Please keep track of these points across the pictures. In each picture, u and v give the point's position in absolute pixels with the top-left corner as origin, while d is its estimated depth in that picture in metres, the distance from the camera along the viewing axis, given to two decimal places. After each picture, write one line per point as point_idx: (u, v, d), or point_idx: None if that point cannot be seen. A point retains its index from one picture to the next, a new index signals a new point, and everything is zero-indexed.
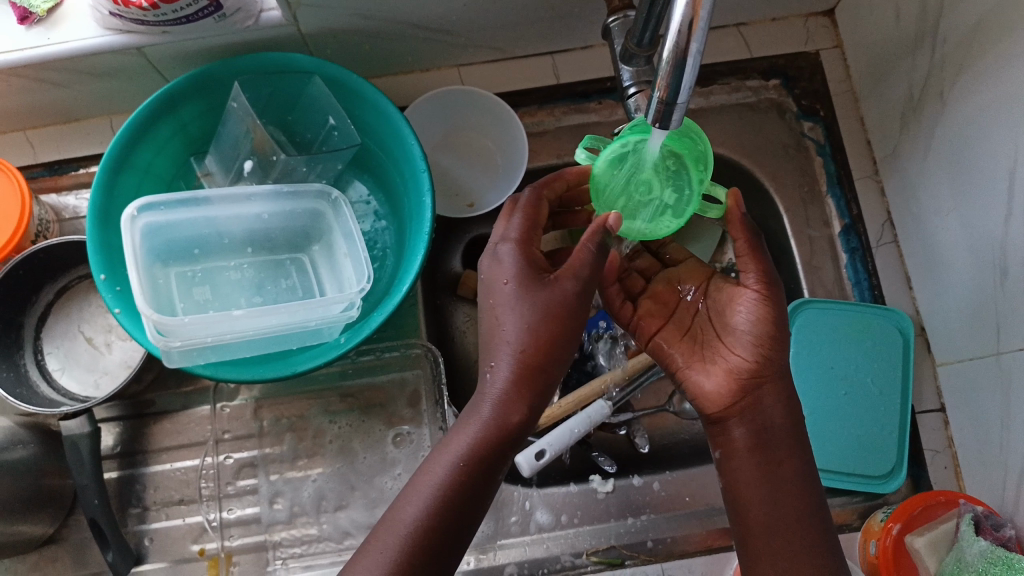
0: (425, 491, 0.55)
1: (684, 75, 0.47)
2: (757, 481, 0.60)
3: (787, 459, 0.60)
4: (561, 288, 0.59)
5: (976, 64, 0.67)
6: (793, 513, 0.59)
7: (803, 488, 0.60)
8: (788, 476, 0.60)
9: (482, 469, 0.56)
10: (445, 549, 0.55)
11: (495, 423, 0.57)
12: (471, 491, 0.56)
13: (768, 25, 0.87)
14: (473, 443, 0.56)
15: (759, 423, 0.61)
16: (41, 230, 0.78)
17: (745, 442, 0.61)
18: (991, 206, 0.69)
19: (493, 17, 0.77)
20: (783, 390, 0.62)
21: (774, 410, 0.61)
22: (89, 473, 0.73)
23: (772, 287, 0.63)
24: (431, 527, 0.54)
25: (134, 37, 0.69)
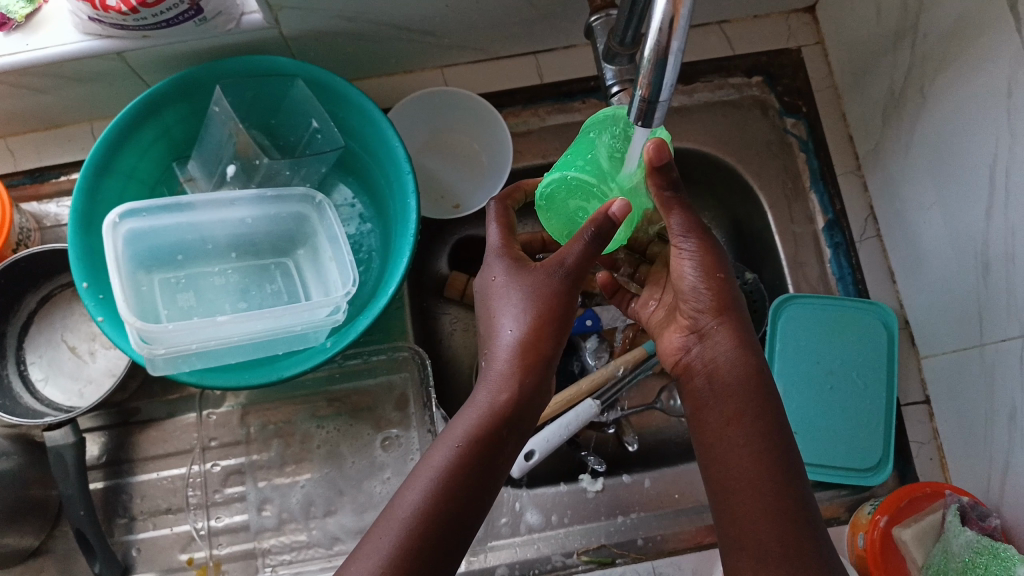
0: (426, 478, 0.56)
1: (666, 73, 0.48)
2: (720, 442, 0.60)
3: (744, 409, 0.60)
4: (553, 281, 0.61)
5: (956, 59, 0.68)
6: (754, 471, 0.57)
7: (761, 441, 0.58)
8: (747, 431, 0.59)
9: (479, 463, 0.57)
10: (449, 535, 0.55)
11: (493, 407, 0.58)
12: (476, 474, 0.56)
13: (749, 23, 0.88)
14: (473, 429, 0.57)
15: (709, 373, 0.62)
16: (22, 238, 0.78)
17: (702, 396, 0.62)
18: (972, 200, 0.69)
19: (476, 18, 0.77)
20: (729, 335, 0.62)
21: (727, 361, 0.61)
22: (75, 483, 0.72)
23: (702, 239, 0.61)
24: (435, 514, 0.54)
25: (114, 42, 0.68)
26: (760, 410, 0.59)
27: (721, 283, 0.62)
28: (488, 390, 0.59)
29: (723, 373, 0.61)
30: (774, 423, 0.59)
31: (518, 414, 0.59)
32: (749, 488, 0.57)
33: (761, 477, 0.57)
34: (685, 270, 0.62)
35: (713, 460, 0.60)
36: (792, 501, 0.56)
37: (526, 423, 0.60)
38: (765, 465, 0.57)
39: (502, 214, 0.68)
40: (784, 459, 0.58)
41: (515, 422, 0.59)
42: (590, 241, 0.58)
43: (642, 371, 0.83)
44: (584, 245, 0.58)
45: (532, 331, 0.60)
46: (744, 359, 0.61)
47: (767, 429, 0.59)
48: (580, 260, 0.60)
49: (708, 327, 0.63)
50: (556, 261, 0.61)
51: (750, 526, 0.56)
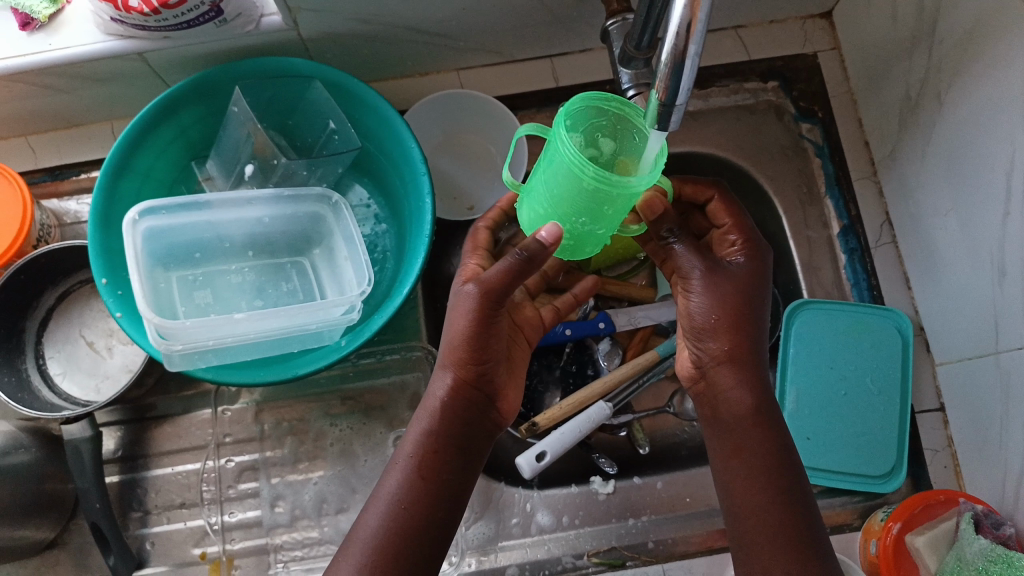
0: (384, 500, 0.59)
1: (683, 77, 0.48)
2: (730, 472, 0.63)
3: (746, 445, 0.62)
4: (472, 301, 0.59)
5: (973, 66, 0.68)
6: (756, 500, 0.60)
7: (766, 470, 0.61)
8: (752, 464, 0.62)
9: (432, 492, 0.60)
10: (416, 551, 0.58)
11: (433, 431, 0.61)
12: (426, 495, 0.60)
13: (765, 27, 0.87)
14: (416, 456, 0.61)
15: (719, 406, 0.64)
16: (42, 234, 0.79)
17: (709, 424, 0.65)
18: (988, 207, 0.69)
19: (492, 21, 0.77)
20: (736, 373, 0.63)
21: (736, 398, 0.63)
22: (91, 477, 0.73)
23: (714, 278, 0.64)
24: (396, 533, 0.58)
25: (135, 42, 0.69)
26: (764, 444, 0.62)
27: (730, 324, 0.63)
28: (427, 414, 0.62)
29: (727, 409, 0.64)
30: (776, 459, 0.61)
31: (460, 435, 0.61)
32: (754, 519, 0.60)
33: (763, 511, 0.60)
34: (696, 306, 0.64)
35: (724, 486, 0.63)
36: (791, 530, 0.59)
37: (472, 443, 0.62)
38: (767, 498, 0.60)
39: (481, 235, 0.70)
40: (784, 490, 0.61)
41: (456, 442, 0.61)
42: (513, 262, 0.58)
43: (653, 375, 0.84)
44: (510, 263, 0.58)
45: (459, 354, 0.60)
46: (753, 396, 0.63)
47: (773, 462, 0.61)
48: (500, 279, 0.59)
49: (712, 363, 0.65)
50: (480, 280, 0.60)
51: (752, 555, 0.60)
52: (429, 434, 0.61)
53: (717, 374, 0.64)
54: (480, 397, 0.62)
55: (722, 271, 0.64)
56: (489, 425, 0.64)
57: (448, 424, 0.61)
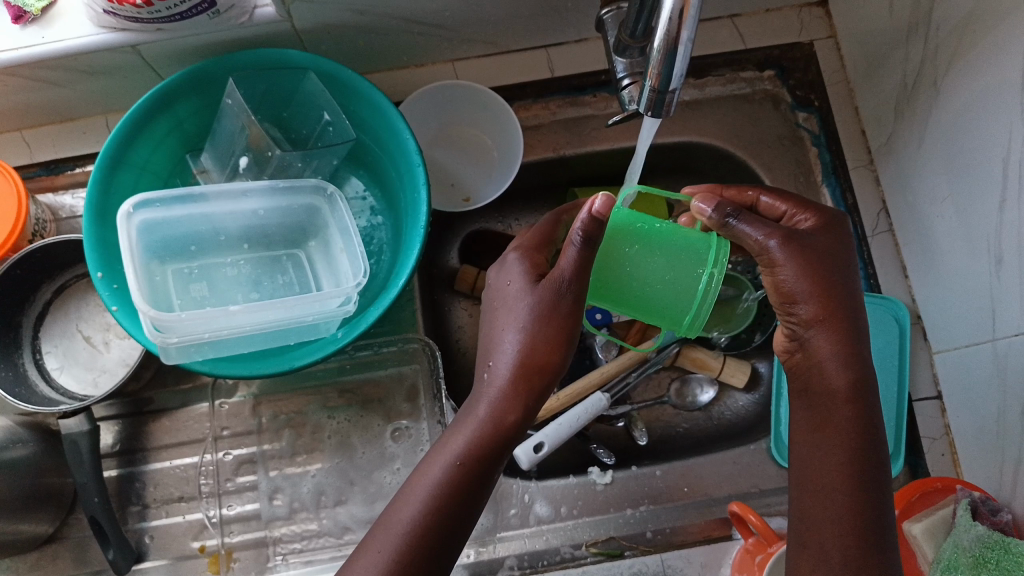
0: (439, 469, 0.59)
1: (676, 64, 0.48)
2: (816, 443, 0.61)
3: (832, 418, 0.60)
4: (554, 297, 0.59)
5: (971, 52, 0.67)
6: (834, 474, 0.59)
7: (846, 450, 0.59)
8: (821, 461, 0.60)
9: (467, 491, 0.58)
10: (448, 531, 0.57)
11: (490, 426, 0.59)
12: (461, 492, 0.58)
13: (761, 15, 0.87)
14: (471, 438, 0.59)
15: (812, 373, 0.62)
16: (37, 229, 0.79)
17: (801, 396, 0.63)
18: (985, 193, 0.69)
19: (486, 11, 0.77)
20: (835, 336, 0.60)
21: (822, 372, 0.61)
22: (89, 471, 0.73)
23: (804, 242, 0.61)
24: (439, 508, 0.57)
25: (128, 34, 0.69)
26: (833, 445, 0.60)
27: (820, 281, 0.60)
28: (488, 398, 0.60)
29: (821, 381, 0.61)
30: (864, 436, 0.59)
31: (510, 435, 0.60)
32: (826, 523, 0.58)
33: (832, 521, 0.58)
34: (791, 284, 0.60)
35: (796, 486, 0.62)
36: (865, 511, 0.57)
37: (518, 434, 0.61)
38: (844, 503, 0.58)
39: (584, 250, 0.56)
40: (870, 473, 0.58)
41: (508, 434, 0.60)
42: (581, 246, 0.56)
43: (652, 365, 0.85)
44: (576, 251, 0.56)
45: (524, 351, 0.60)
46: (843, 371, 0.60)
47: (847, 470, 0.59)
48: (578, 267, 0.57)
49: (806, 329, 0.61)
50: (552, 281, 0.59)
51: (820, 523, 0.58)
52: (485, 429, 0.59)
53: (811, 338, 0.61)
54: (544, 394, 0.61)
55: (796, 239, 0.60)
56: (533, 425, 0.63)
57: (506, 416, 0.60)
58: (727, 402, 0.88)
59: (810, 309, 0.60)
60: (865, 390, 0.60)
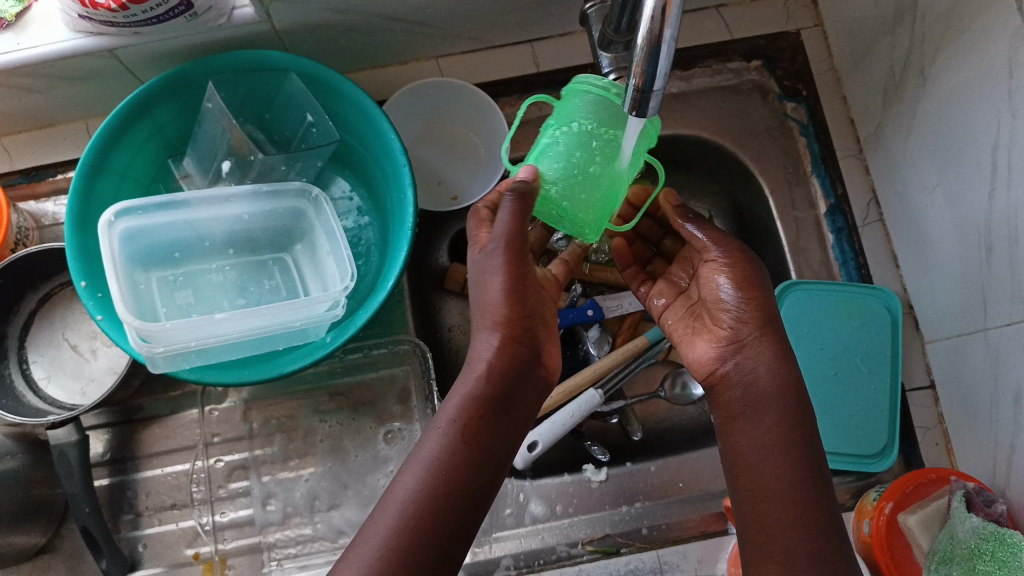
0: (427, 451, 0.56)
1: (659, 63, 0.47)
2: (756, 452, 0.60)
3: (771, 422, 0.60)
4: (509, 252, 0.60)
5: (958, 40, 0.67)
6: (782, 479, 0.58)
7: (790, 453, 0.59)
8: (767, 466, 0.59)
9: (468, 467, 0.55)
10: (442, 517, 0.54)
11: (474, 397, 0.57)
12: (462, 468, 0.55)
13: (748, 5, 0.86)
14: (461, 420, 0.56)
15: (745, 384, 0.62)
16: (20, 238, 0.78)
17: (733, 407, 0.62)
18: (975, 182, 0.69)
19: (469, 7, 0.76)
20: (768, 345, 0.61)
21: (758, 378, 0.61)
22: (78, 482, 0.72)
23: (747, 260, 0.65)
24: (433, 489, 0.54)
25: (105, 39, 0.68)
26: (778, 447, 0.59)
27: (755, 290, 0.63)
28: (473, 377, 0.58)
29: (753, 389, 0.61)
30: (807, 437, 0.59)
31: (501, 397, 0.58)
32: (786, 531, 0.57)
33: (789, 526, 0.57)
34: (727, 293, 0.64)
35: (744, 497, 0.60)
36: (823, 511, 0.57)
37: (513, 408, 0.59)
38: (803, 505, 0.57)
39: (519, 205, 0.59)
40: (818, 471, 0.58)
41: (500, 405, 0.58)
42: (514, 202, 0.59)
43: (644, 360, 0.84)
44: (511, 206, 0.59)
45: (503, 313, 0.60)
46: (780, 373, 0.61)
47: (800, 470, 0.58)
48: (515, 228, 0.60)
49: (740, 340, 0.63)
50: (500, 234, 0.60)
51: (776, 533, 0.57)
52: (471, 399, 0.57)
53: (745, 348, 0.62)
54: (526, 358, 0.60)
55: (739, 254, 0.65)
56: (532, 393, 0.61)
57: (496, 387, 0.58)
58: None
59: (746, 314, 0.63)
60: (799, 393, 0.60)
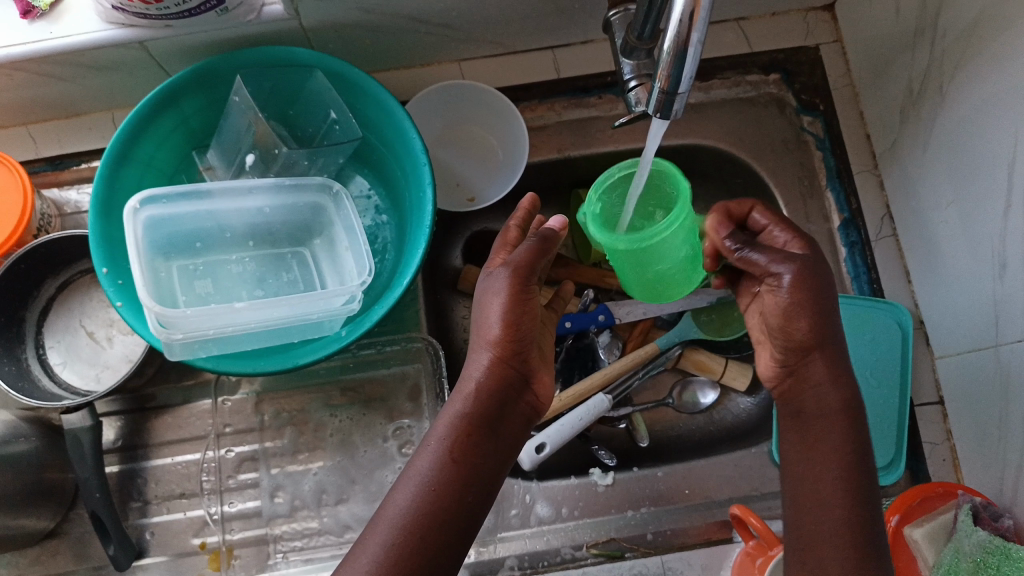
0: (423, 468, 0.58)
1: (686, 66, 0.49)
2: (805, 464, 0.60)
3: (821, 437, 0.60)
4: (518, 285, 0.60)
5: (977, 58, 0.68)
6: (823, 490, 0.58)
7: (837, 466, 0.59)
8: (816, 478, 0.59)
9: (462, 481, 0.57)
10: (437, 532, 0.56)
11: (467, 415, 0.59)
12: (455, 483, 0.57)
13: (768, 20, 0.87)
14: (449, 439, 0.58)
15: (804, 400, 0.61)
16: (42, 224, 0.79)
17: (791, 419, 0.62)
18: (990, 199, 0.69)
19: (494, 11, 0.77)
20: (831, 363, 0.59)
21: (810, 400, 0.61)
22: (90, 467, 0.73)
23: (808, 279, 0.58)
24: (428, 504, 0.56)
25: (136, 30, 0.69)
26: (824, 462, 0.59)
27: (814, 322, 0.58)
28: (462, 397, 0.60)
29: (814, 403, 0.60)
30: (853, 452, 0.59)
31: (493, 415, 0.60)
32: (823, 541, 0.57)
33: (828, 538, 0.57)
34: (793, 316, 0.59)
35: (790, 502, 0.61)
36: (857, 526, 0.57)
37: (504, 424, 0.61)
38: (837, 517, 0.57)
39: (538, 247, 0.62)
40: (859, 486, 0.58)
41: (490, 424, 0.59)
42: (535, 242, 0.62)
43: (654, 367, 0.85)
44: (530, 245, 0.62)
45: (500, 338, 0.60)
46: (834, 394, 0.60)
47: (842, 483, 0.58)
48: (529, 260, 0.61)
49: (802, 358, 0.60)
50: (512, 264, 0.61)
51: (816, 545, 0.57)
52: (465, 417, 0.59)
53: (807, 364, 0.60)
54: (517, 381, 0.61)
55: (801, 269, 0.58)
56: (522, 410, 0.62)
57: (485, 404, 0.59)
58: (729, 405, 0.88)
59: (803, 341, 0.60)
60: (856, 409, 0.60)
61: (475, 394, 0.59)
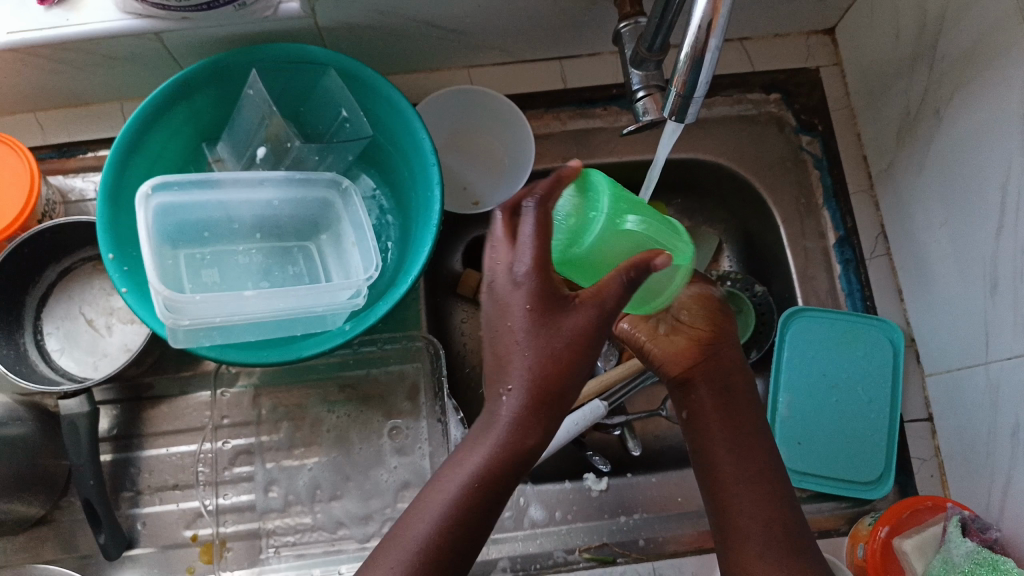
0: (442, 496, 0.52)
1: (701, 73, 0.51)
2: (726, 448, 0.66)
3: (738, 421, 0.67)
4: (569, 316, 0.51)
5: (973, 83, 0.70)
6: (755, 473, 0.64)
7: (758, 449, 0.66)
8: (739, 462, 0.65)
9: (480, 508, 0.52)
10: (449, 566, 0.51)
11: (497, 446, 0.51)
12: (473, 515, 0.52)
13: (769, 41, 0.90)
14: (475, 471, 0.51)
15: (716, 389, 0.69)
16: (47, 210, 0.79)
17: (711, 410, 0.68)
18: (984, 219, 0.71)
19: (505, 20, 0.79)
20: (733, 356, 0.71)
21: (727, 386, 0.69)
22: (85, 453, 0.72)
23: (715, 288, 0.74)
24: (444, 536, 0.51)
25: (153, 21, 0.70)
26: (748, 447, 0.66)
27: (721, 319, 0.73)
28: (488, 430, 0.52)
29: (726, 391, 0.69)
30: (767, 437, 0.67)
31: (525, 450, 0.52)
32: (759, 520, 0.62)
33: (756, 515, 0.63)
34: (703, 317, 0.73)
35: (715, 494, 0.65)
36: (783, 502, 0.63)
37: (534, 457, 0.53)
38: (771, 498, 0.63)
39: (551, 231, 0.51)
40: (778, 466, 0.66)
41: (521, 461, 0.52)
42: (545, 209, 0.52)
43: (648, 377, 0.86)
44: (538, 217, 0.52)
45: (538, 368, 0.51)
46: (745, 384, 0.70)
47: (767, 468, 0.65)
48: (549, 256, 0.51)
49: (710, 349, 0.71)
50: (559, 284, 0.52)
51: (749, 524, 0.62)
52: (491, 455, 0.51)
53: (716, 355, 0.71)
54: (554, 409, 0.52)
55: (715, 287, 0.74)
56: None
57: (510, 440, 0.51)
58: None
59: (712, 335, 0.72)
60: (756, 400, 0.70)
61: (507, 425, 0.51)
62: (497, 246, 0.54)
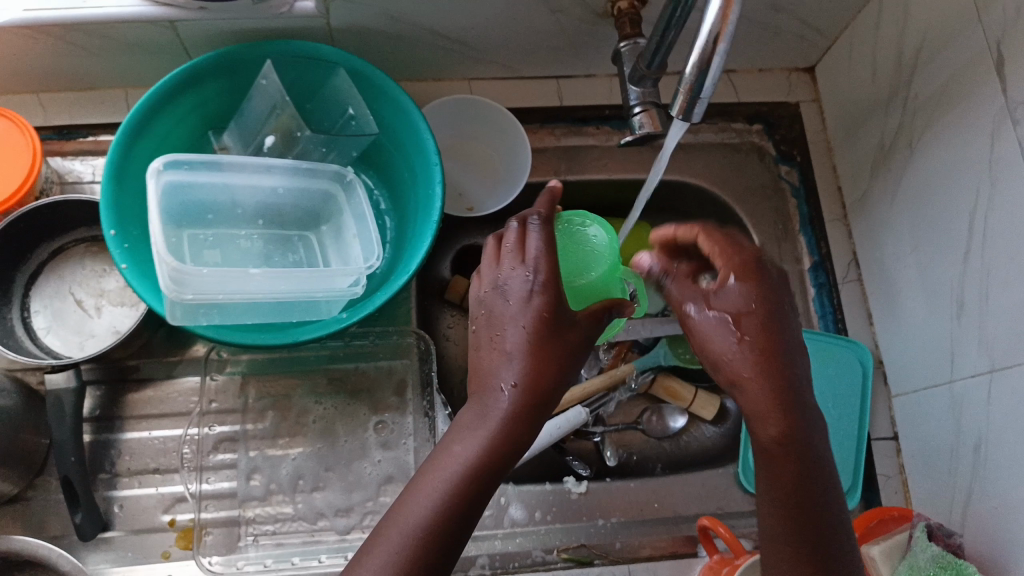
0: (445, 472, 0.53)
1: (707, 78, 0.55)
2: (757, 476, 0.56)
3: (777, 458, 0.54)
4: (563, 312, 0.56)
5: (944, 119, 0.75)
6: (780, 511, 0.54)
7: (790, 488, 0.54)
8: (772, 501, 0.54)
9: (480, 488, 0.53)
10: (446, 545, 0.52)
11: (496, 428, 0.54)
12: (471, 490, 0.53)
13: (755, 74, 0.95)
14: (478, 448, 0.53)
15: (754, 413, 0.54)
16: (45, 188, 0.80)
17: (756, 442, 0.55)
18: (952, 246, 0.75)
19: (509, 36, 0.83)
20: (770, 378, 0.54)
21: (761, 415, 0.54)
22: (69, 430, 0.72)
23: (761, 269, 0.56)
24: (445, 510, 0.52)
25: (169, 9, 0.72)
26: (780, 482, 0.54)
27: (758, 338, 0.54)
28: (491, 417, 0.54)
29: (764, 424, 0.54)
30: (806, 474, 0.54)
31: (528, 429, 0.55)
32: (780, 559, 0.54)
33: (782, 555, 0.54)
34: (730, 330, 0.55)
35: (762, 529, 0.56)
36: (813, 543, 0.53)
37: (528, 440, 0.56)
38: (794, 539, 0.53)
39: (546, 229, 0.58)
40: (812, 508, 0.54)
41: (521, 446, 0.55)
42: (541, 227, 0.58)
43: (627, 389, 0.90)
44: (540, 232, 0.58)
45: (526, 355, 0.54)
46: (783, 411, 0.54)
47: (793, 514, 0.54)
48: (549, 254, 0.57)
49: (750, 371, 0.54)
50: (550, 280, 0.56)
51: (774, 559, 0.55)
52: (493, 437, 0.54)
53: (752, 386, 0.54)
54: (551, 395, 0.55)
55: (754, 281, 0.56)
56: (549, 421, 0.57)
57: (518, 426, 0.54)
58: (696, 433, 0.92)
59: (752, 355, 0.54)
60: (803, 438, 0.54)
61: (505, 416, 0.54)
62: (508, 252, 0.57)
